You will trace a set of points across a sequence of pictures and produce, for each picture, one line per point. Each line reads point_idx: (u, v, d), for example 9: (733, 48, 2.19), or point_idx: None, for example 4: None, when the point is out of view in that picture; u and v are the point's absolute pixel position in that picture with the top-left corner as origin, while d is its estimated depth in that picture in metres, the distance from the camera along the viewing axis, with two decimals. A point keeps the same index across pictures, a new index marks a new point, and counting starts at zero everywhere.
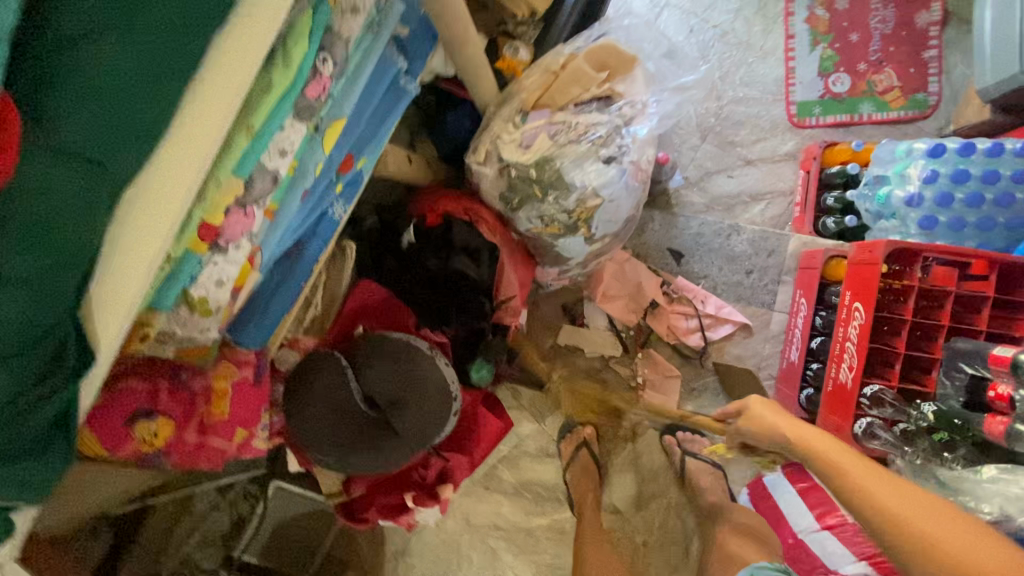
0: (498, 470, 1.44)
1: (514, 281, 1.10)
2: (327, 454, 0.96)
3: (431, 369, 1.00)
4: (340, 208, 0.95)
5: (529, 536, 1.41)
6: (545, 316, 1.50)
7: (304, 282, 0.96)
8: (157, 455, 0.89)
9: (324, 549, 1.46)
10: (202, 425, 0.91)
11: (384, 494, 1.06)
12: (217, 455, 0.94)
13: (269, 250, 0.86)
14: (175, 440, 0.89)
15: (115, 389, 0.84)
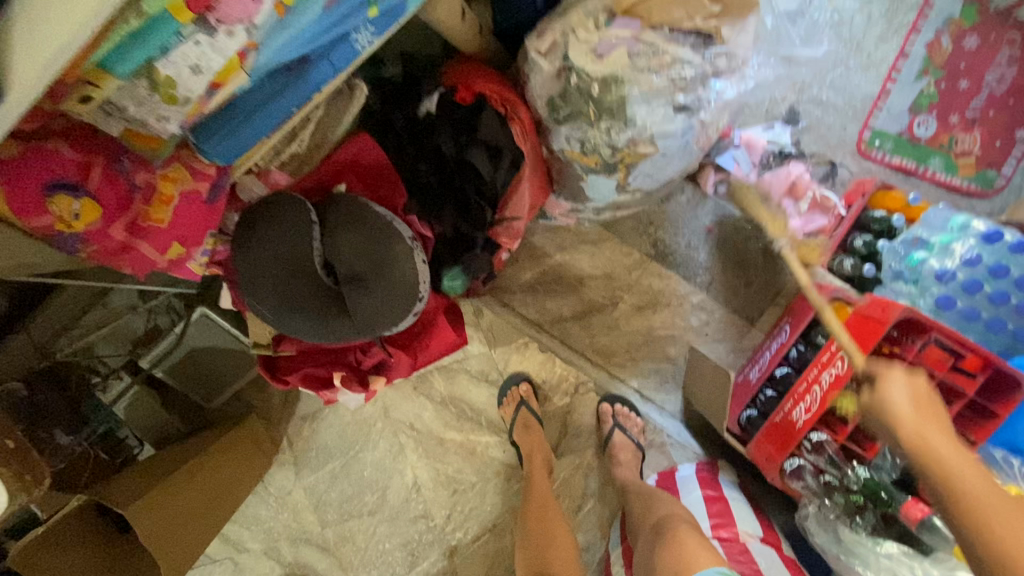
0: (432, 376, 1.40)
1: (526, 200, 0.96)
2: (268, 306, 0.88)
3: (405, 258, 0.88)
4: (368, 38, 0.78)
5: (439, 444, 1.41)
6: (535, 246, 1.41)
7: (298, 109, 0.81)
8: (73, 240, 0.77)
9: (235, 388, 1.40)
10: (133, 224, 0.80)
11: (313, 364, 0.99)
12: (143, 262, 0.84)
13: (268, 56, 0.70)
14: (98, 230, 0.77)
15: (34, 150, 0.69)
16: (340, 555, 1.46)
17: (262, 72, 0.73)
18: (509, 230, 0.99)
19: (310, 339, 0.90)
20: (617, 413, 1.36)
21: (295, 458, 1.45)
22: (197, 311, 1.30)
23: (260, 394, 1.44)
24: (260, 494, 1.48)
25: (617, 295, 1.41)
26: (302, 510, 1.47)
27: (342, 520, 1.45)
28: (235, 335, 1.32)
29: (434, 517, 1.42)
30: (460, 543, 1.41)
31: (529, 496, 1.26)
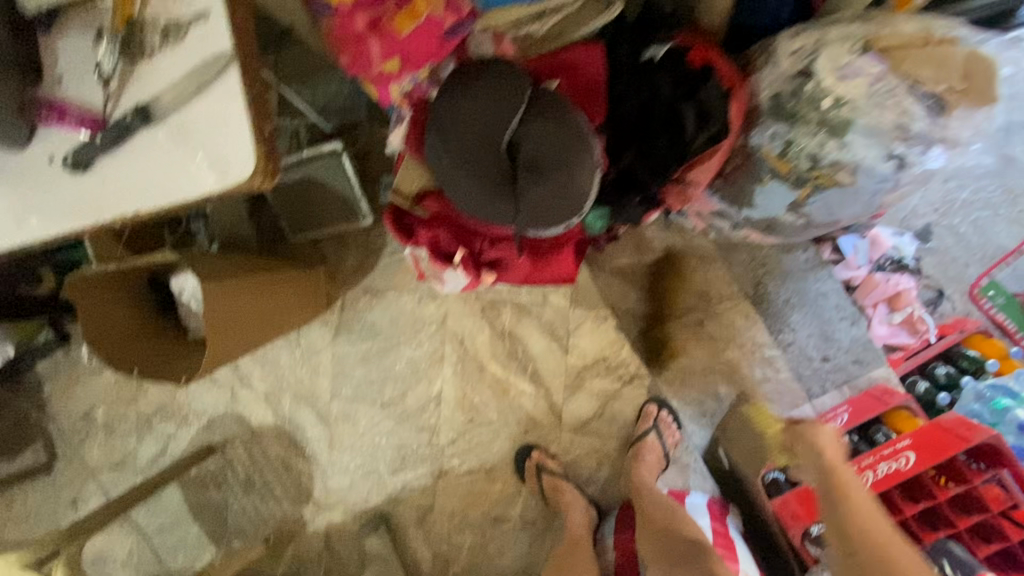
0: (502, 307, 1.39)
1: (712, 168, 0.96)
2: (446, 160, 0.90)
3: (584, 175, 0.89)
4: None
5: (477, 372, 1.40)
6: (648, 237, 1.42)
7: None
8: (327, 10, 0.86)
9: (318, 233, 1.39)
10: (375, 22, 0.84)
11: (442, 231, 1.00)
12: (362, 61, 0.87)
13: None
14: (348, 12, 0.84)
15: None
16: (338, 428, 1.48)
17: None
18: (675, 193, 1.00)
19: (462, 205, 0.92)
20: (660, 418, 1.30)
21: (340, 322, 1.46)
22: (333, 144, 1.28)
23: (335, 251, 1.43)
24: (291, 341, 1.49)
25: (699, 314, 1.43)
26: (322, 372, 1.48)
27: (356, 398, 1.46)
28: (350, 181, 1.31)
29: (440, 435, 1.43)
30: (453, 469, 1.43)
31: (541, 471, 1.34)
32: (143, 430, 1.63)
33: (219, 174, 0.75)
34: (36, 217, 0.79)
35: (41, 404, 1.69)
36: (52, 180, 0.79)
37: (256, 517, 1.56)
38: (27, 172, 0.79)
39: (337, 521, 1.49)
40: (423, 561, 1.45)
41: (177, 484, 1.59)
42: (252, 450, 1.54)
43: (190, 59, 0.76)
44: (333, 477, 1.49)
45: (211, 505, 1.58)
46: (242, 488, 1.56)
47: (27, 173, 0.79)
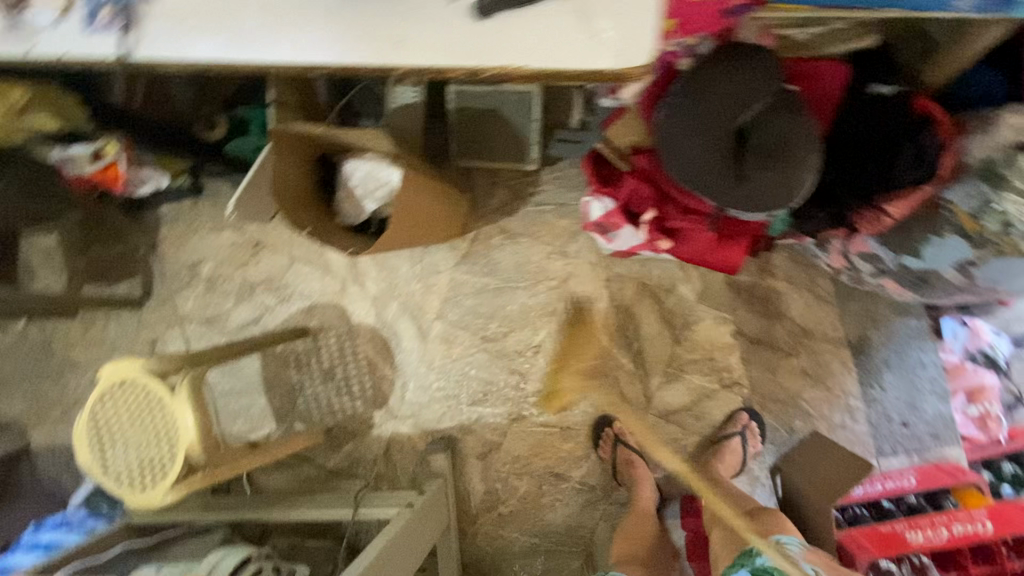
0: (628, 284, 1.43)
1: (910, 205, 1.00)
2: (678, 126, 0.97)
3: (802, 174, 0.95)
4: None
5: (584, 337, 1.45)
6: (776, 262, 1.49)
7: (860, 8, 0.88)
8: None
9: (480, 161, 1.45)
10: None
11: (642, 187, 1.04)
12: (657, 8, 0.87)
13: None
14: None
15: None
16: (432, 347, 1.55)
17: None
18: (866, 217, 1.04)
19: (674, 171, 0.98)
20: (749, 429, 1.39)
21: (467, 251, 1.52)
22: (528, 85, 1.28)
23: (487, 185, 1.50)
24: (415, 255, 1.56)
25: (800, 346, 1.49)
26: (435, 292, 1.55)
27: (460, 324, 1.53)
28: (531, 124, 1.34)
29: (528, 383, 1.49)
30: (531, 417, 1.49)
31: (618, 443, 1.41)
32: (242, 296, 1.69)
33: (617, 61, 0.74)
34: (404, 49, 0.77)
35: (153, 244, 1.75)
36: (424, 14, 0.78)
37: (325, 407, 1.62)
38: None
39: (404, 432, 1.56)
40: (474, 494, 1.51)
41: (259, 354, 1.66)
42: (343, 343, 1.61)
43: None
44: (414, 390, 1.56)
45: (285, 383, 1.64)
46: (321, 376, 1.62)
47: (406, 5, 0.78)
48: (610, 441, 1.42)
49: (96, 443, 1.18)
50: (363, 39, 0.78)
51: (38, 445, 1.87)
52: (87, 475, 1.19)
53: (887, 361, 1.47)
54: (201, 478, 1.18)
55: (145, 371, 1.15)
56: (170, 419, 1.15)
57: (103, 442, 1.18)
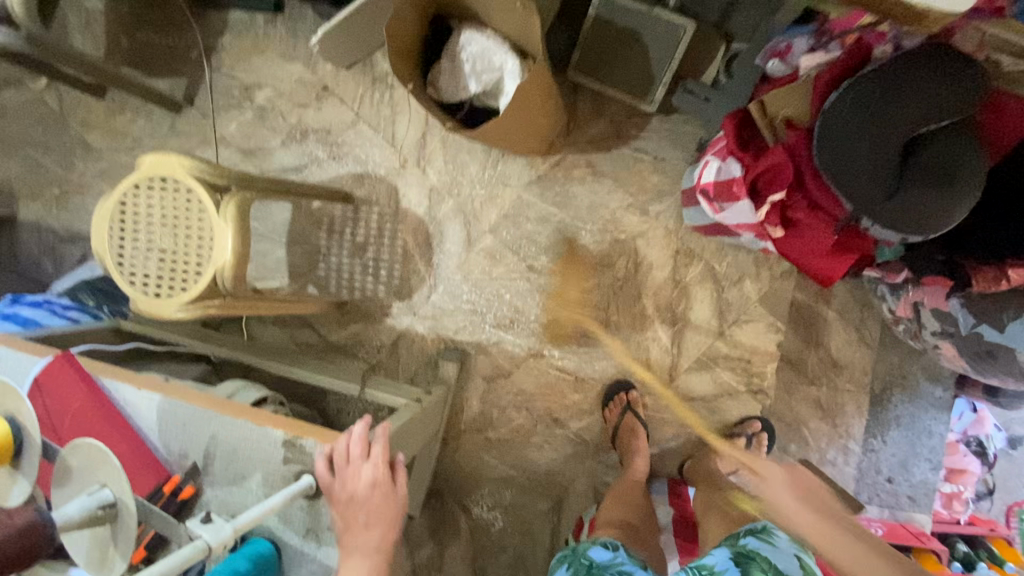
0: (695, 263, 1.38)
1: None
2: (847, 113, 0.90)
3: (956, 209, 0.89)
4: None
5: (631, 298, 1.40)
6: (836, 291, 1.47)
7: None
8: None
9: (599, 86, 1.32)
10: None
11: (784, 166, 0.98)
12: None
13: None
14: None
15: None
16: (474, 258, 1.48)
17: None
18: (984, 275, 0.99)
19: (820, 161, 0.92)
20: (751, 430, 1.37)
21: (544, 173, 1.42)
22: (685, 19, 1.20)
23: (589, 111, 1.38)
24: (488, 158, 1.46)
25: (825, 379, 1.50)
26: (497, 204, 1.46)
27: (511, 244, 1.45)
28: (669, 64, 1.25)
29: (559, 325, 1.44)
30: (550, 358, 1.46)
31: (626, 411, 1.38)
32: (290, 138, 1.56)
33: None
34: None
35: (210, 49, 1.58)
36: None
37: (344, 281, 1.54)
38: None
39: (418, 331, 1.51)
40: (468, 411, 1.50)
41: (292, 204, 1.55)
42: (384, 223, 1.52)
43: None
44: (443, 294, 1.50)
45: (310, 243, 1.55)
46: (350, 248, 1.53)
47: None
48: (619, 406, 1.39)
49: (119, 229, 1.09)
50: None
51: (25, 220, 1.73)
52: (96, 257, 1.10)
53: (898, 418, 1.49)
54: (217, 305, 1.10)
55: (194, 174, 1.05)
56: (206, 233, 1.06)
57: (125, 231, 1.09)
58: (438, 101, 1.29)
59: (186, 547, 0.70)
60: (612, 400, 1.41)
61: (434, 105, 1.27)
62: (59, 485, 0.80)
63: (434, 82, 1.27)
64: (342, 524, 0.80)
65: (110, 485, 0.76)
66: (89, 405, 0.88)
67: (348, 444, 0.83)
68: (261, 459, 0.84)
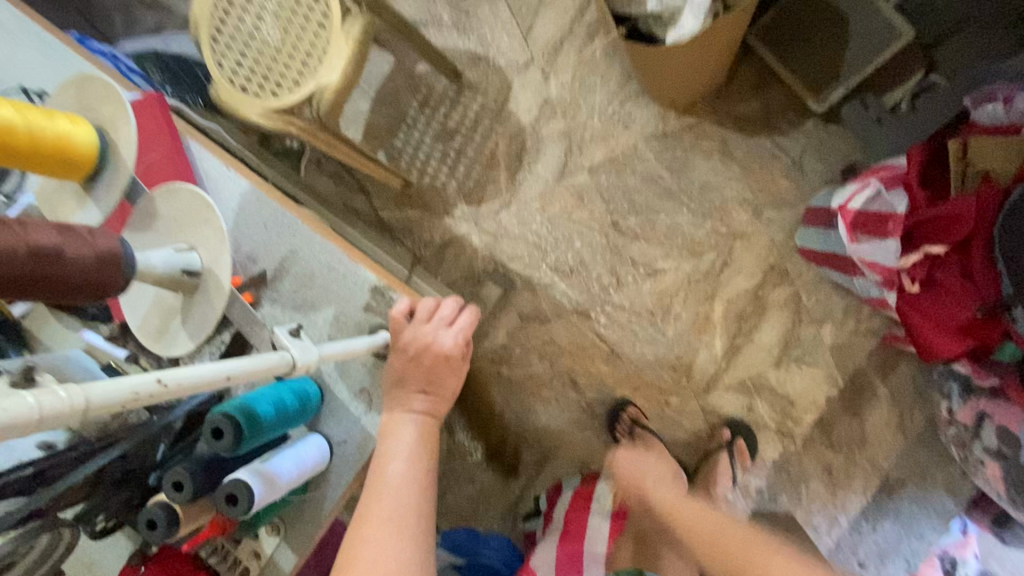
0: (783, 286, 1.28)
1: None
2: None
3: None
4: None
5: (703, 296, 1.31)
6: (902, 372, 1.36)
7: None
8: None
9: (775, 63, 1.17)
10: None
11: (959, 222, 0.87)
12: None
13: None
14: None
15: None
16: (560, 191, 1.36)
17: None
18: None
19: (999, 229, 0.84)
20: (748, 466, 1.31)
21: (671, 132, 1.30)
22: (908, 27, 1.09)
23: (745, 86, 1.25)
24: (619, 93, 1.32)
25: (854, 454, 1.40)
26: (608, 145, 1.33)
27: (604, 191, 1.34)
28: (867, 66, 1.11)
29: (618, 293, 1.35)
30: (594, 321, 1.37)
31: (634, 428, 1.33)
32: None
33: None
34: None
35: None
36: None
37: (417, 160, 1.41)
38: None
39: (472, 240, 1.41)
40: (491, 340, 1.42)
41: (394, 57, 1.39)
42: (483, 118, 1.38)
43: None
44: (513, 214, 1.39)
45: (398, 107, 1.41)
46: (437, 130, 1.40)
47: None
48: (627, 424, 1.33)
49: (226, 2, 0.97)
50: None
51: None
52: (192, 25, 0.99)
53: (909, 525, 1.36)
54: (297, 127, 0.96)
55: None
56: (319, 46, 0.95)
57: (232, 6, 0.96)
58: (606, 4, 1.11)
59: (272, 355, 0.77)
60: (619, 418, 1.35)
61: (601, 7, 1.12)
62: (140, 229, 0.80)
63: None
64: (399, 372, 0.92)
65: (201, 252, 0.77)
66: (170, 158, 1.02)
67: (432, 308, 0.97)
68: (348, 279, 1.02)
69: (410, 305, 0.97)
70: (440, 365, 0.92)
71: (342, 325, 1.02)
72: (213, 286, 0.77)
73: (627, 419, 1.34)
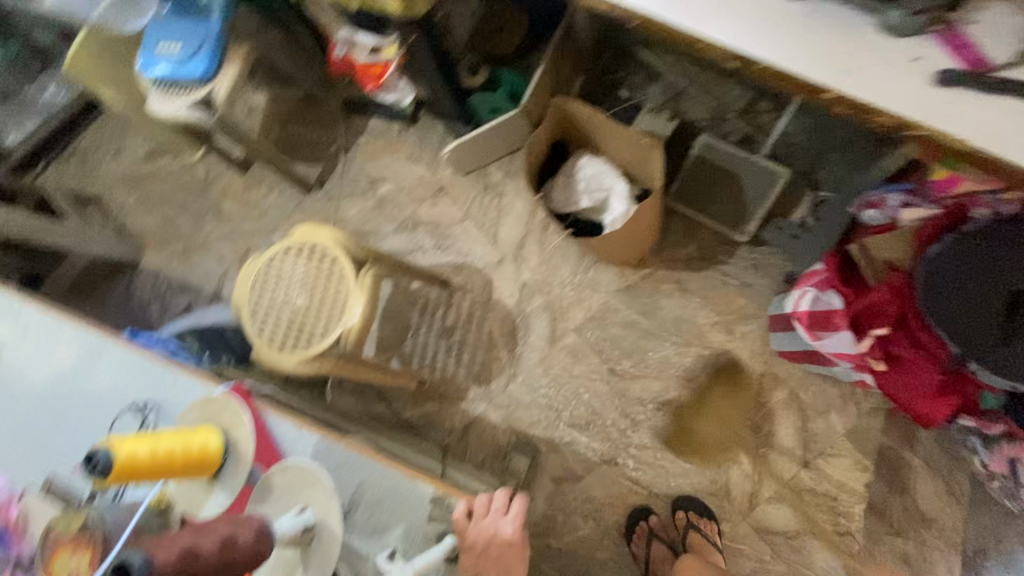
0: (779, 388, 1.39)
1: None
2: (949, 266, 0.98)
3: None
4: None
5: (713, 415, 1.41)
6: (924, 439, 1.39)
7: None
8: None
9: (694, 216, 1.46)
10: None
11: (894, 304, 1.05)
12: None
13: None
14: None
15: None
16: (557, 354, 1.53)
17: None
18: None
19: (927, 307, 0.99)
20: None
21: (634, 283, 1.52)
22: (780, 168, 1.39)
23: (679, 234, 1.49)
24: (582, 263, 1.57)
25: (921, 534, 1.37)
26: (586, 306, 1.54)
27: (594, 344, 1.51)
28: (762, 203, 1.40)
29: (636, 433, 1.44)
30: (623, 466, 1.43)
31: (652, 538, 1.36)
32: (402, 226, 1.73)
33: None
34: (846, 77, 0.67)
35: (348, 146, 1.84)
36: (880, 56, 0.67)
37: (426, 360, 1.59)
38: (836, 28, 0.68)
39: (491, 418, 1.52)
40: (531, 513, 1.45)
41: (391, 283, 1.65)
42: (475, 311, 1.61)
43: None
44: (521, 385, 1.53)
45: (401, 320, 1.63)
46: (439, 330, 1.61)
47: (857, 38, 0.68)
48: (644, 534, 1.36)
49: (259, 287, 1.21)
50: (764, 28, 0.70)
51: (147, 267, 1.92)
52: (233, 304, 1.22)
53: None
54: (328, 365, 1.16)
55: (343, 247, 1.19)
56: (338, 300, 1.17)
57: (265, 289, 1.20)
58: (549, 210, 1.44)
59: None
60: (636, 529, 1.37)
61: (548, 212, 1.41)
62: (257, 504, 0.98)
63: (547, 194, 1.44)
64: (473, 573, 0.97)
65: (314, 507, 0.95)
66: None
67: (487, 500, 1.02)
68: (400, 496, 1.04)
69: (468, 504, 1.01)
70: (505, 555, 0.99)
71: (411, 540, 1.02)
72: (327, 533, 0.95)
73: (645, 527, 1.37)
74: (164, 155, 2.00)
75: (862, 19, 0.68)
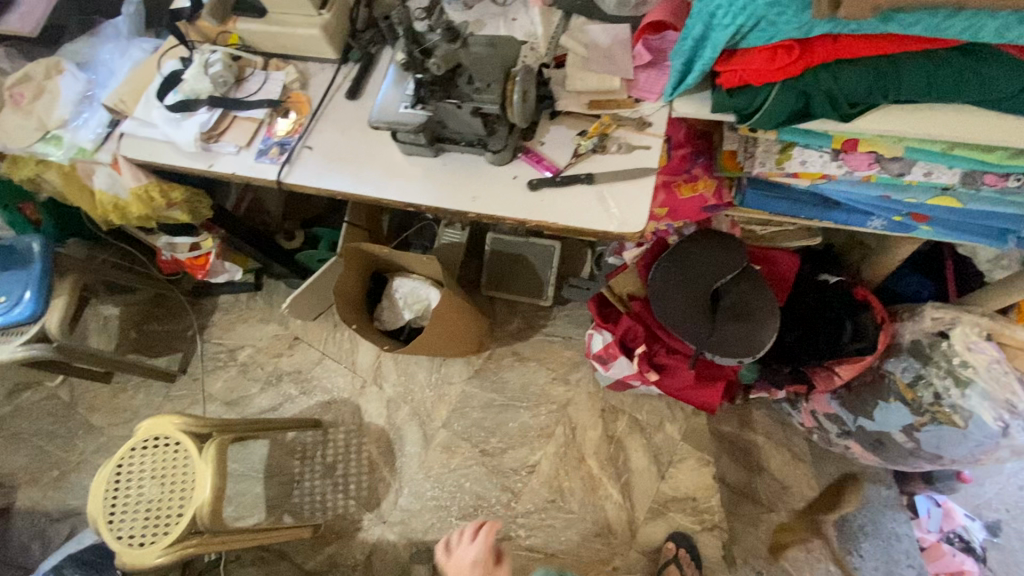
0: (621, 416, 1.58)
1: (857, 371, 1.18)
2: (663, 286, 1.21)
3: (767, 334, 1.16)
4: (951, 174, 1.01)
5: (577, 461, 1.55)
6: (752, 417, 1.61)
7: (806, 217, 1.17)
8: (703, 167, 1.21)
9: (507, 296, 1.71)
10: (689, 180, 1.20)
11: (640, 324, 1.28)
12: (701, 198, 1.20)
13: (979, 94, 0.74)
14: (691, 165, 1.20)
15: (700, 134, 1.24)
16: (432, 454, 1.64)
17: (924, 81, 0.74)
18: (819, 375, 1.24)
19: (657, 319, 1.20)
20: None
21: (480, 367, 1.70)
22: (552, 242, 1.64)
23: (505, 313, 1.75)
24: (433, 364, 1.74)
25: (781, 502, 1.54)
26: (446, 402, 1.69)
27: (461, 434, 1.64)
28: (551, 270, 1.65)
29: (519, 502, 1.54)
30: (516, 539, 1.51)
31: None
32: (268, 384, 1.84)
33: (619, 225, 0.86)
34: (476, 201, 0.93)
35: (203, 326, 1.96)
36: (494, 181, 0.94)
37: (317, 502, 1.65)
38: (464, 169, 0.96)
39: (389, 538, 1.58)
40: None
41: (267, 440, 1.73)
42: (351, 440, 1.70)
43: (623, 165, 0.89)
44: (408, 495, 1.61)
45: (285, 473, 1.69)
46: (321, 470, 1.68)
47: (477, 172, 0.95)
48: None
49: (110, 493, 1.26)
50: (420, 182, 0.97)
51: (20, 507, 1.86)
52: (90, 521, 1.24)
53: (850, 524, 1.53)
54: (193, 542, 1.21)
55: (181, 428, 1.28)
56: (189, 479, 1.25)
57: (116, 493, 1.26)
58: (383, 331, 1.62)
59: None
60: None
61: (379, 334, 1.59)
62: None
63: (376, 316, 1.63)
64: None
65: None
66: None
67: None
68: None
69: None
70: None
71: None
72: None
73: None
74: (18, 389, 2.00)
75: (479, 159, 0.96)
